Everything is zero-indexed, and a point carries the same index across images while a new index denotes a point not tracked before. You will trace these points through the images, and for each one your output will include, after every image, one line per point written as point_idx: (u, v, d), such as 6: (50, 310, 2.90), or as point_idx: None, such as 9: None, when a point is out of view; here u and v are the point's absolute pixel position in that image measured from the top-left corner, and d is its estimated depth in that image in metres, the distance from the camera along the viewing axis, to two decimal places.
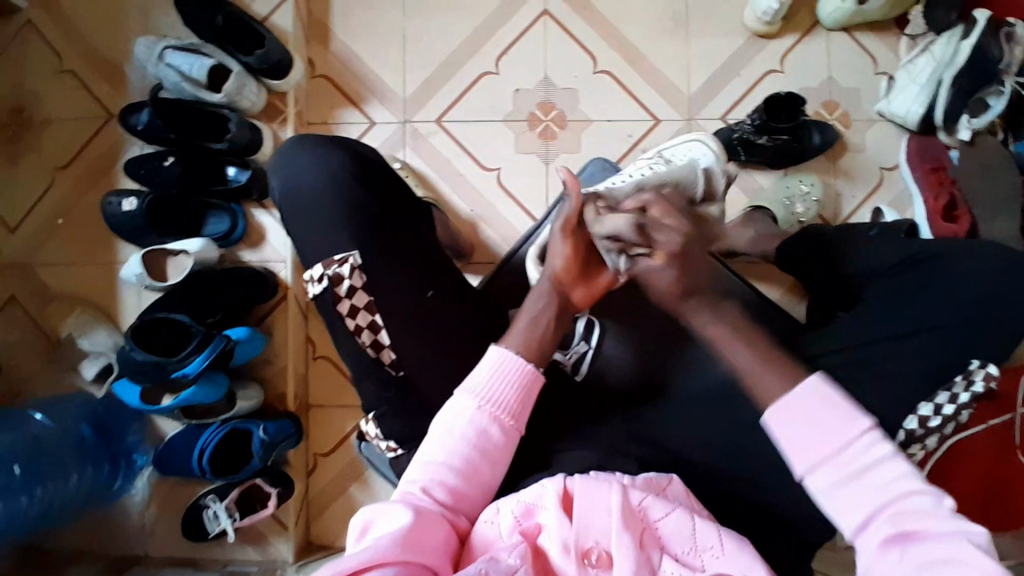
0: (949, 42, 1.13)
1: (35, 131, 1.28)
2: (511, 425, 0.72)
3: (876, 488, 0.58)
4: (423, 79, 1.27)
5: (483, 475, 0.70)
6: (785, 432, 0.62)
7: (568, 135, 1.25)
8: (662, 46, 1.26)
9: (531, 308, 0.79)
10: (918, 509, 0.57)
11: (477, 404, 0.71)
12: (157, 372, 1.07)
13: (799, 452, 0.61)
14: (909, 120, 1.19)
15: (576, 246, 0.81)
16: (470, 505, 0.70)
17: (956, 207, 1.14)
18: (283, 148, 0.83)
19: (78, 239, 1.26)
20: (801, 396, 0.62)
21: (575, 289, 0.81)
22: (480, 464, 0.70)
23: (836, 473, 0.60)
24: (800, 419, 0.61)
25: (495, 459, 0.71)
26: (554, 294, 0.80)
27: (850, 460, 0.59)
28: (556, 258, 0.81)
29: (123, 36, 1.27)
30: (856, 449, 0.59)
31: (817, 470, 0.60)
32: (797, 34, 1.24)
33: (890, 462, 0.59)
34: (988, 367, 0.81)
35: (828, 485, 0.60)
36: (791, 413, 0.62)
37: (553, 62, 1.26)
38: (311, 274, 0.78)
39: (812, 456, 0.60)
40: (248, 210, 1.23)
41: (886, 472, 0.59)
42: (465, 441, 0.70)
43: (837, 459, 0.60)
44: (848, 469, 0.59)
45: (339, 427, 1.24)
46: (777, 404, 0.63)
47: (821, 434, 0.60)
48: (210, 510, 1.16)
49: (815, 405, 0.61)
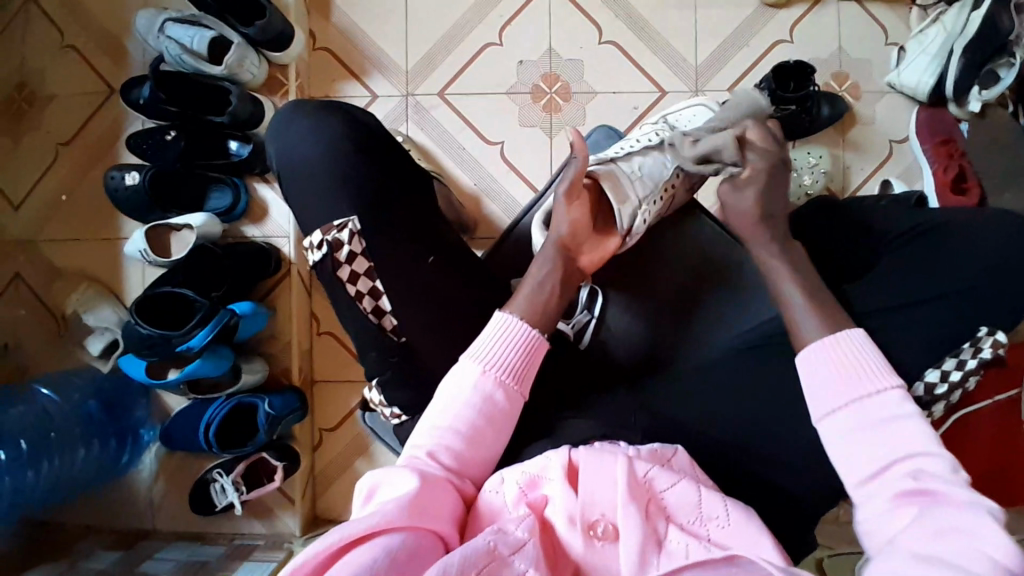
0: (959, 14, 1.11)
1: (39, 108, 1.27)
2: (516, 389, 0.72)
3: (897, 442, 0.62)
4: (425, 52, 1.26)
5: (488, 439, 0.70)
6: (811, 375, 0.69)
7: (573, 108, 1.24)
8: (668, 17, 1.23)
9: (537, 273, 0.78)
10: (932, 470, 0.60)
11: (482, 368, 0.71)
12: (163, 346, 1.07)
13: (819, 398, 0.67)
14: (919, 91, 1.17)
15: (583, 209, 0.82)
16: (476, 469, 0.70)
17: (966, 179, 1.13)
18: (282, 115, 0.82)
19: (81, 214, 1.25)
20: (836, 343, 0.69)
21: (582, 253, 0.82)
22: (485, 429, 0.70)
23: (853, 420, 0.65)
24: (825, 361, 0.69)
25: (500, 424, 0.71)
26: (559, 260, 0.79)
27: (876, 414, 0.64)
28: (561, 223, 0.80)
29: (122, 9, 1.26)
30: (876, 400, 0.65)
31: (833, 415, 0.66)
32: (806, 4, 1.22)
33: (910, 422, 0.63)
34: (997, 335, 0.81)
35: (845, 429, 0.65)
36: (820, 354, 0.69)
37: (557, 34, 1.24)
38: (312, 240, 0.77)
39: (832, 401, 0.66)
40: (251, 184, 1.22)
41: (910, 434, 0.62)
42: (470, 405, 0.70)
43: (857, 406, 0.65)
44: (867, 419, 0.64)
45: (344, 401, 1.25)
46: (807, 346, 0.71)
47: (843, 384, 0.67)
48: (217, 484, 1.17)
49: (852, 354, 0.68)
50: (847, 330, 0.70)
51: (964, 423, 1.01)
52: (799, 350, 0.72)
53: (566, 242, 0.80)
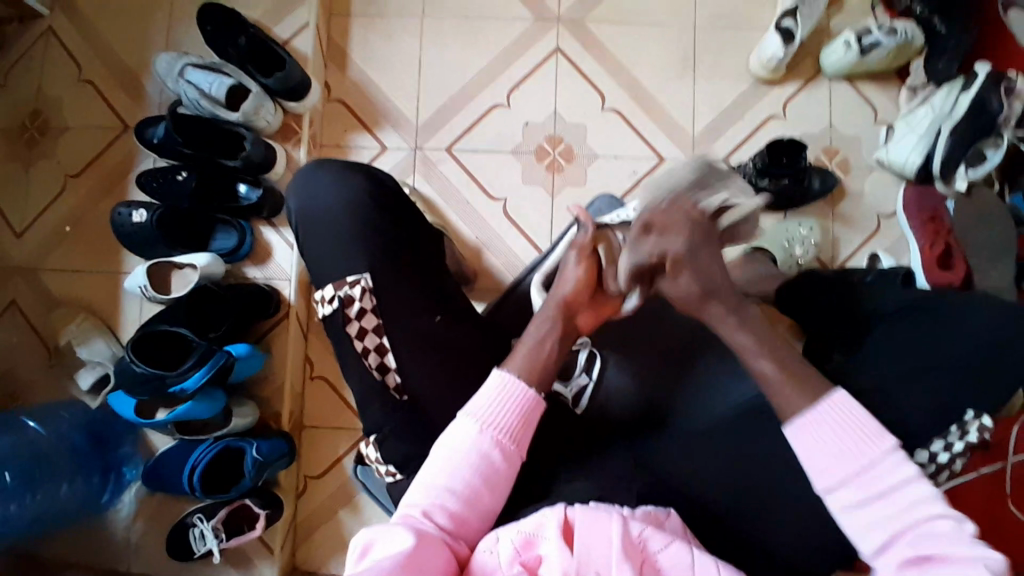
0: (948, 95, 1.17)
1: (51, 138, 1.29)
2: (513, 449, 0.73)
3: (906, 509, 0.63)
4: (436, 108, 1.31)
5: (484, 500, 0.71)
6: (808, 456, 0.67)
7: (576, 168, 1.28)
8: (669, 87, 1.30)
9: (535, 331, 0.80)
10: (940, 533, 0.61)
11: (479, 428, 0.72)
12: (156, 385, 1.07)
13: (819, 473, 0.66)
14: (907, 168, 1.22)
15: (588, 269, 0.84)
16: (473, 530, 0.70)
17: (950, 256, 1.15)
18: (304, 170, 0.85)
19: (84, 246, 1.26)
20: (826, 412, 0.67)
21: (582, 312, 0.83)
22: (482, 490, 0.71)
23: (858, 494, 0.65)
24: (824, 439, 0.67)
25: (497, 485, 0.72)
26: (559, 319, 0.81)
27: (872, 486, 0.64)
28: (567, 282, 0.83)
29: (145, 52, 1.30)
30: (879, 471, 0.64)
31: (841, 488, 0.65)
32: (801, 82, 1.29)
33: (908, 485, 0.63)
34: (983, 418, 0.83)
35: (853, 504, 0.64)
36: (813, 432, 0.67)
37: (563, 98, 1.30)
38: (323, 294, 0.79)
39: (831, 478, 0.66)
40: (258, 227, 1.25)
41: (907, 501, 0.63)
42: (467, 466, 0.71)
43: (858, 480, 0.65)
44: (871, 491, 0.64)
45: (333, 446, 1.24)
46: (793, 422, 0.68)
47: (845, 459, 0.65)
48: (197, 529, 1.13)
49: (843, 425, 0.67)
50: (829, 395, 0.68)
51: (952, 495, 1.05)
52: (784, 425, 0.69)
53: (567, 308, 0.82)
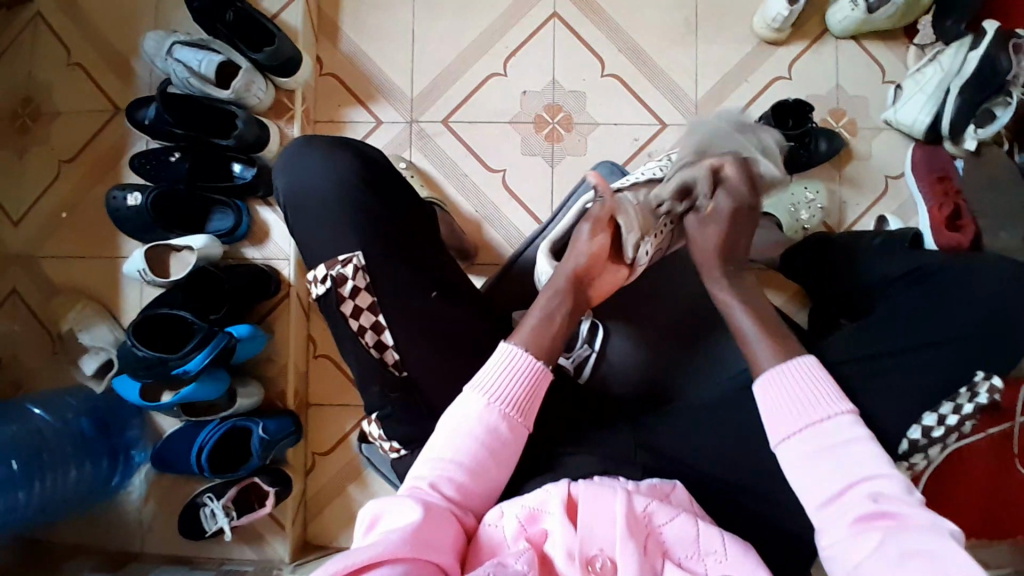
0: (957, 53, 1.13)
1: (41, 122, 1.27)
2: (520, 422, 0.72)
3: (858, 463, 0.65)
4: (431, 79, 1.27)
5: (491, 472, 0.70)
6: (766, 400, 0.71)
7: (575, 138, 1.25)
8: (670, 51, 1.26)
9: (547, 305, 0.79)
10: (891, 492, 0.62)
11: (487, 401, 0.71)
12: (160, 368, 1.06)
13: (778, 423, 0.69)
14: (915, 129, 1.19)
15: (604, 240, 0.83)
16: (479, 501, 0.70)
17: (960, 216, 1.14)
18: (295, 144, 0.83)
19: (81, 231, 1.25)
20: (790, 368, 0.72)
21: (594, 285, 0.84)
22: (489, 463, 0.70)
23: (814, 445, 0.67)
24: (784, 388, 0.71)
25: (504, 458, 0.71)
26: (570, 293, 0.81)
27: (826, 440, 0.66)
28: (581, 254, 0.82)
29: (132, 31, 1.27)
30: (832, 426, 0.67)
31: (795, 437, 0.67)
32: (805, 42, 1.25)
33: (862, 444, 0.66)
34: (993, 379, 0.81)
35: (804, 453, 0.66)
36: (774, 385, 0.72)
37: (561, 66, 1.26)
38: (315, 274, 0.78)
39: (789, 427, 0.68)
40: (253, 207, 1.23)
41: (860, 458, 0.65)
42: (474, 439, 0.70)
43: (813, 431, 0.67)
44: (825, 442, 0.66)
45: (339, 425, 1.24)
46: (765, 373, 0.73)
47: (800, 408, 0.69)
48: (207, 508, 1.15)
49: (801, 379, 0.71)
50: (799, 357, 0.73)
51: (959, 457, 1.09)
52: (757, 377, 0.74)
53: (582, 277, 0.82)
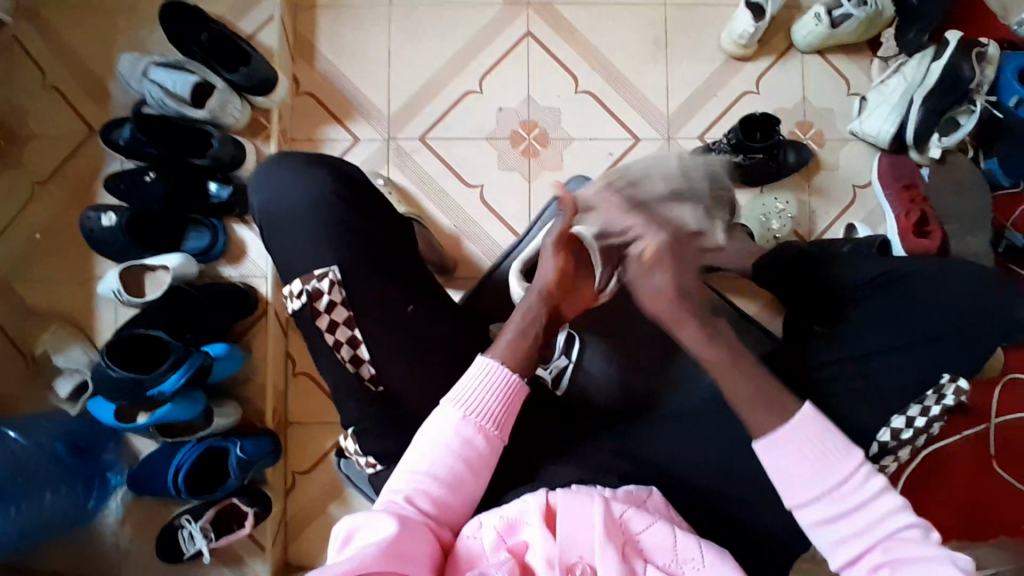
0: (920, 64, 1.17)
1: (15, 145, 1.27)
2: (496, 435, 0.73)
3: (876, 521, 0.66)
4: (407, 98, 1.29)
5: (467, 484, 0.71)
6: (779, 471, 0.69)
7: (551, 152, 1.27)
8: (642, 67, 1.29)
9: (520, 319, 0.80)
10: (909, 539, 0.65)
11: (463, 414, 0.72)
12: (134, 390, 1.05)
13: (793, 493, 0.68)
14: (881, 138, 1.22)
15: (567, 259, 0.86)
16: (454, 515, 0.70)
17: (927, 223, 1.15)
18: (267, 163, 0.84)
19: (57, 253, 1.24)
20: (791, 430, 0.69)
21: (564, 302, 0.86)
22: (465, 475, 0.71)
23: (830, 509, 0.67)
24: (793, 460, 0.68)
25: (479, 470, 0.72)
26: (544, 305, 0.83)
27: (846, 502, 0.67)
28: (547, 271, 0.85)
29: (108, 53, 1.28)
30: (850, 488, 0.67)
31: (811, 507, 0.67)
32: (773, 57, 1.28)
33: (879, 497, 0.67)
34: (959, 381, 0.84)
35: (820, 519, 0.67)
36: (782, 450, 0.69)
37: (535, 83, 1.29)
38: (292, 289, 0.78)
39: (803, 498, 0.68)
40: (229, 226, 1.22)
41: (880, 511, 0.66)
42: (450, 452, 0.71)
43: (832, 498, 0.67)
44: (844, 506, 0.67)
45: (319, 442, 1.23)
46: (762, 442, 0.69)
47: (812, 480, 0.67)
48: (185, 530, 1.13)
49: (812, 441, 0.68)
50: (800, 411, 0.70)
51: (939, 460, 1.12)
52: (755, 443, 0.70)
53: (554, 294, 0.84)
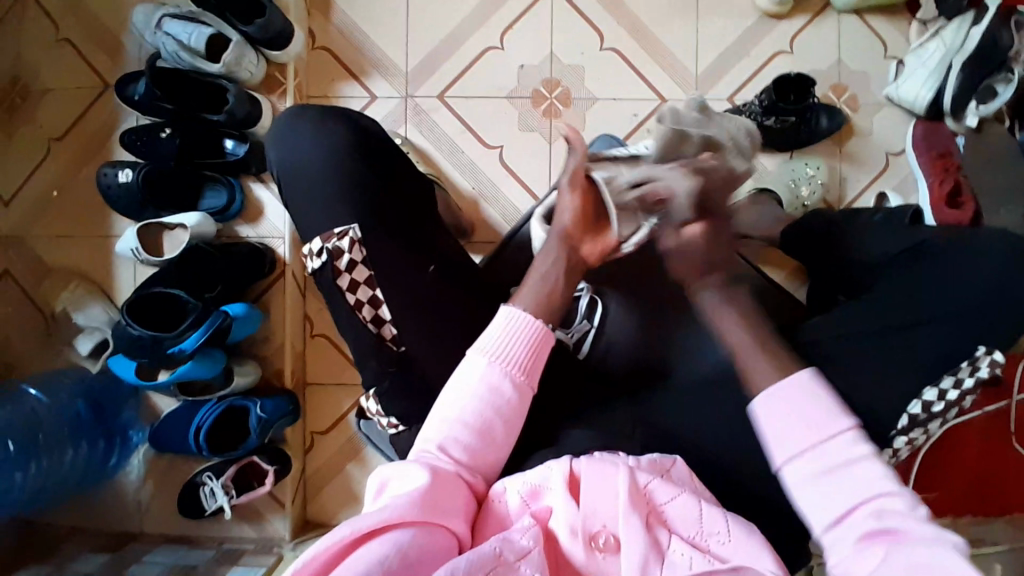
0: (959, 28, 1.12)
1: (29, 101, 1.24)
2: (525, 382, 0.72)
3: (863, 486, 0.61)
4: (425, 55, 1.25)
5: (498, 432, 0.71)
6: (769, 424, 0.65)
7: (573, 113, 1.23)
8: (670, 25, 1.23)
9: (540, 265, 0.79)
10: (896, 510, 0.59)
11: (489, 359, 0.71)
12: (154, 347, 1.05)
13: (783, 441, 0.64)
14: (917, 104, 1.17)
15: (578, 200, 0.81)
16: (487, 465, 0.70)
17: (960, 194, 1.13)
18: (282, 118, 0.81)
19: (72, 211, 1.23)
20: (791, 385, 0.66)
21: (584, 245, 0.81)
22: (495, 423, 0.71)
23: (817, 466, 0.63)
24: (784, 410, 0.65)
25: (510, 418, 0.71)
26: (563, 250, 0.79)
27: (833, 460, 0.62)
28: (565, 213, 0.82)
29: (118, 2, 1.23)
30: (841, 443, 0.63)
31: (799, 459, 0.63)
32: (807, 16, 1.22)
33: (866, 463, 0.62)
34: (994, 354, 0.80)
35: (809, 475, 0.62)
36: (775, 403, 0.66)
37: (558, 40, 1.24)
38: (311, 248, 0.77)
39: (795, 448, 0.63)
40: (246, 183, 1.20)
41: (865, 478, 0.61)
42: (479, 400, 0.70)
43: (819, 451, 0.63)
44: (832, 463, 0.62)
45: (337, 404, 1.23)
46: (762, 393, 0.67)
47: (803, 432, 0.63)
48: (207, 487, 1.15)
49: (804, 400, 0.65)
50: (797, 372, 0.67)
51: (956, 434, 1.12)
52: (754, 396, 0.68)
53: (573, 237, 0.80)
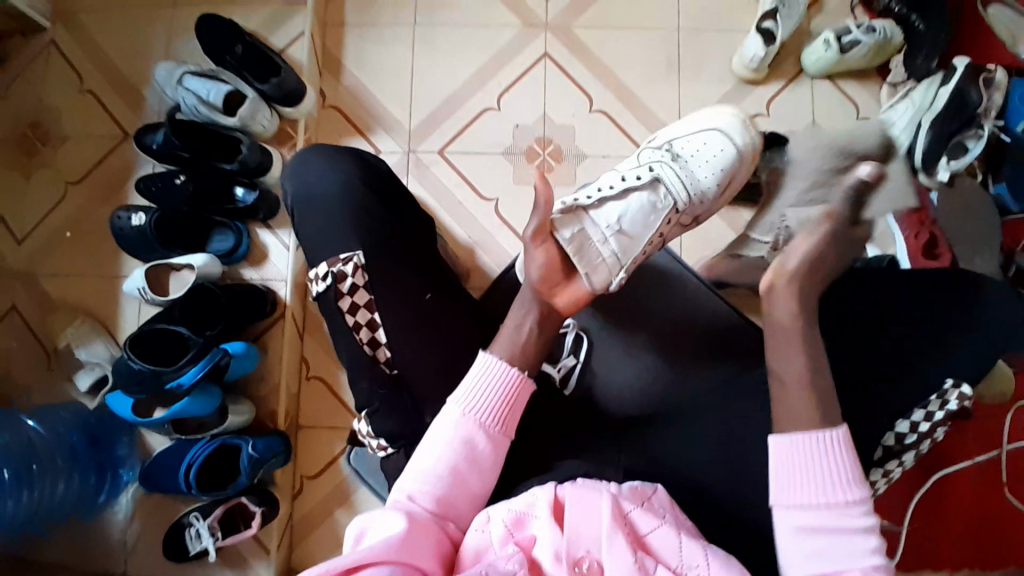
0: (928, 89, 1.20)
1: (52, 146, 1.33)
2: (498, 432, 0.75)
3: (851, 552, 0.66)
4: (427, 113, 1.34)
5: (471, 481, 0.73)
6: (785, 467, 0.69)
7: (564, 168, 1.31)
8: (655, 89, 1.33)
9: (515, 315, 0.82)
10: None
11: (462, 411, 0.74)
12: (152, 381, 1.08)
13: (791, 488, 0.69)
14: (891, 161, 1.23)
15: (550, 252, 0.84)
16: (461, 512, 0.72)
17: (936, 245, 1.19)
18: (295, 159, 0.89)
19: (84, 251, 1.28)
20: (823, 441, 0.69)
21: (557, 296, 0.84)
22: (467, 472, 0.73)
23: (815, 520, 0.67)
24: (806, 460, 0.69)
25: (483, 467, 0.74)
26: (537, 301, 0.83)
27: (831, 523, 0.67)
28: (534, 266, 0.84)
29: (145, 62, 1.34)
30: (845, 510, 0.67)
31: (800, 508, 0.68)
32: (782, 81, 1.32)
33: (859, 535, 0.67)
34: (963, 387, 0.84)
35: (803, 526, 0.67)
36: (799, 450, 0.69)
37: (552, 102, 1.33)
38: (316, 272, 0.81)
39: (799, 498, 0.68)
40: (252, 230, 1.27)
41: (853, 547, 0.66)
42: (452, 452, 0.73)
43: (825, 510, 0.67)
44: (833, 522, 0.67)
45: (329, 446, 1.24)
46: (786, 435, 0.71)
47: (813, 486, 0.68)
48: (193, 528, 1.14)
49: (829, 460, 0.69)
50: (831, 429, 0.70)
51: (947, 483, 1.12)
52: (777, 433, 0.72)
53: (544, 291, 0.84)
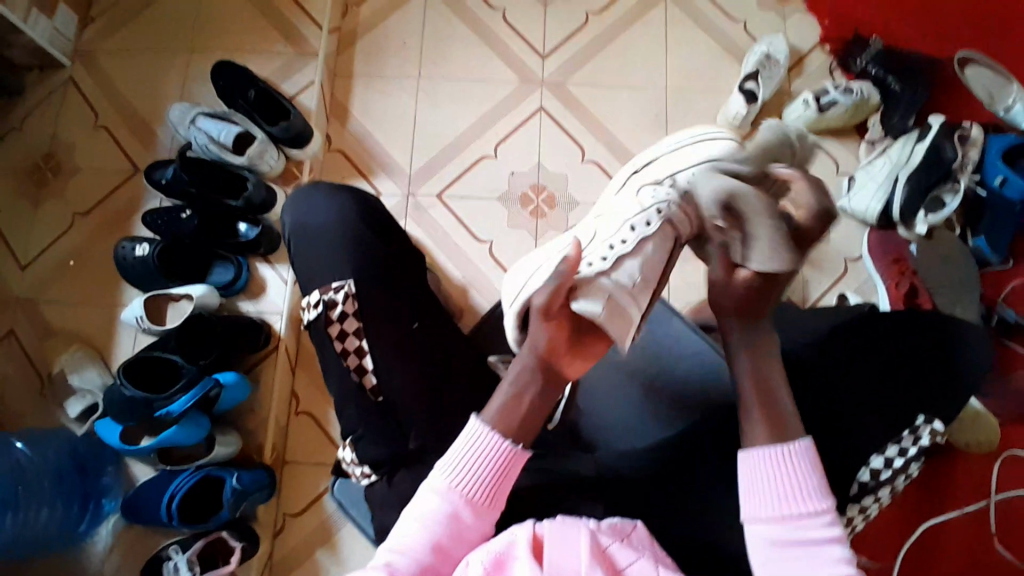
0: (904, 146, 1.28)
1: (62, 178, 1.38)
2: (485, 509, 0.72)
3: (821, 565, 0.65)
4: (426, 159, 1.41)
5: (454, 552, 0.70)
6: (749, 480, 0.70)
7: (557, 214, 1.36)
8: (644, 143, 1.40)
9: (513, 382, 0.75)
10: None
11: (448, 486, 0.71)
12: (143, 409, 1.09)
13: (755, 500, 0.69)
14: (869, 215, 1.30)
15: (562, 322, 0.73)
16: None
17: (917, 294, 1.23)
18: (301, 190, 0.94)
19: (86, 280, 1.31)
20: (785, 452, 0.69)
21: (565, 363, 0.75)
22: (450, 544, 0.70)
23: (782, 533, 0.67)
24: (767, 473, 0.69)
25: (466, 540, 0.71)
26: (540, 370, 0.74)
27: (801, 536, 0.67)
28: (540, 338, 0.74)
29: (160, 103, 1.41)
30: (812, 521, 0.67)
31: (767, 524, 0.68)
32: None
33: (830, 546, 0.66)
34: (934, 424, 0.88)
35: (771, 540, 0.67)
36: (761, 463, 0.70)
37: (546, 152, 1.40)
38: (309, 300, 0.86)
39: (766, 511, 0.68)
40: (252, 263, 1.30)
41: (823, 561, 0.65)
42: (436, 528, 0.70)
43: (791, 523, 0.67)
44: (803, 535, 0.67)
45: (315, 483, 1.23)
46: (748, 449, 0.71)
47: (778, 500, 0.68)
48: (171, 562, 1.11)
49: (794, 470, 0.69)
50: (796, 440, 0.70)
51: (937, 531, 1.14)
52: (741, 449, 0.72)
53: (549, 356, 0.74)
